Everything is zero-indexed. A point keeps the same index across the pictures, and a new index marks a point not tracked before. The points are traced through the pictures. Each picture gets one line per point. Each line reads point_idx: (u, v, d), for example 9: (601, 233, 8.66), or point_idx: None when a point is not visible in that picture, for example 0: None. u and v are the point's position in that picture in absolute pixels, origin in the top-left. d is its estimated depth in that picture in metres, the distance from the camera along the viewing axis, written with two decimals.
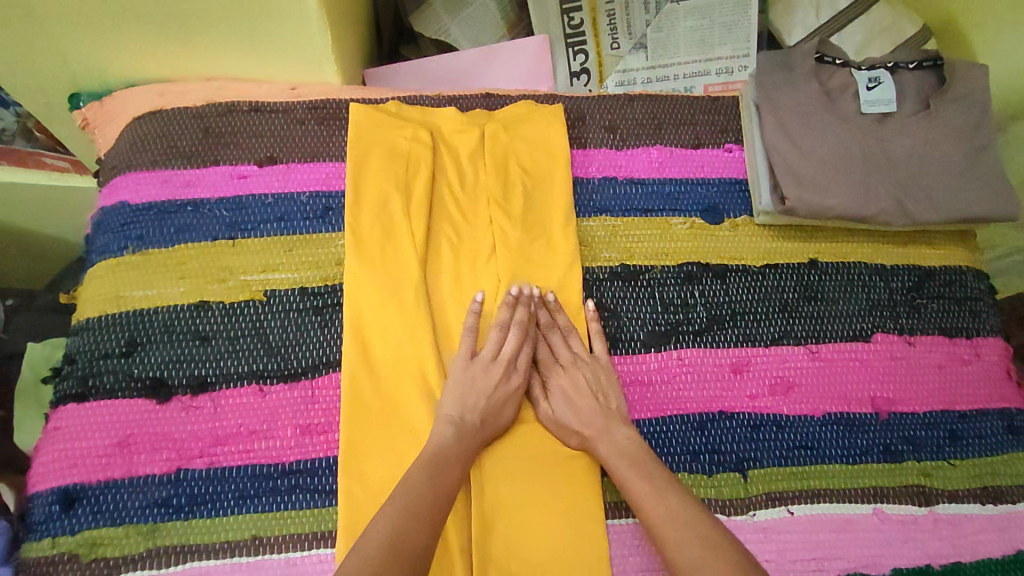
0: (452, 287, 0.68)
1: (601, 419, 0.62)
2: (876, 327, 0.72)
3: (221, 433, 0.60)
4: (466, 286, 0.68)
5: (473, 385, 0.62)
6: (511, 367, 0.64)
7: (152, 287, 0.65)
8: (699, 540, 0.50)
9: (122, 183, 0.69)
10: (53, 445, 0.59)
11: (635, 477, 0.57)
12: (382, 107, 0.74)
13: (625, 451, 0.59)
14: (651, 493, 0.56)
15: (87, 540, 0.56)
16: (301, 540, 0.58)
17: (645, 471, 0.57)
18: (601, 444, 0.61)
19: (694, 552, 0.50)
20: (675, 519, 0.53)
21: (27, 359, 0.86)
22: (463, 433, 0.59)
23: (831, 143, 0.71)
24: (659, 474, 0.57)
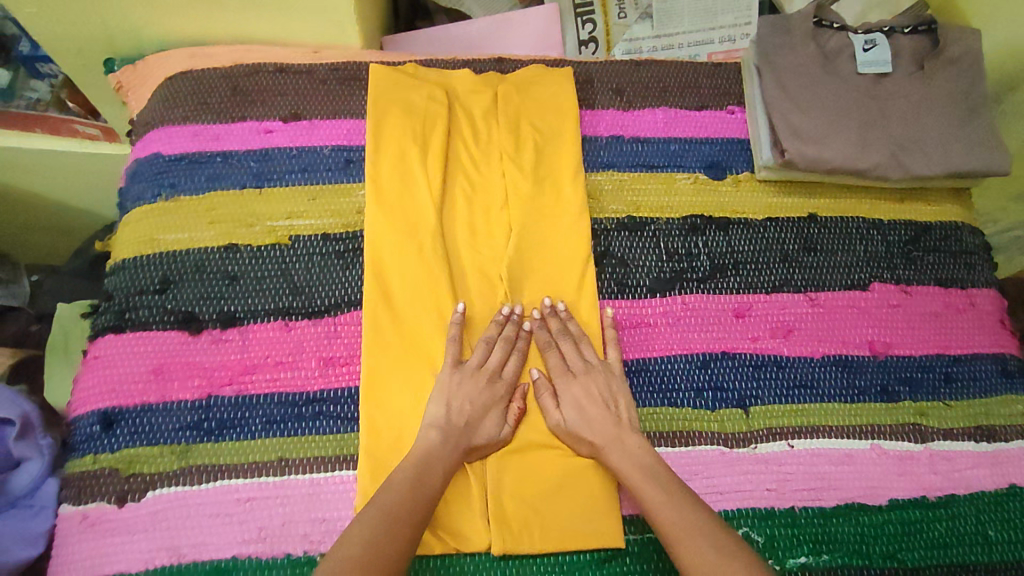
0: (468, 237, 0.71)
1: (611, 428, 0.62)
2: (873, 277, 0.75)
3: (249, 363, 0.64)
4: (481, 239, 0.71)
5: (459, 392, 0.62)
6: (494, 377, 0.65)
7: (184, 231, 0.69)
8: (715, 551, 0.53)
9: (155, 137, 0.73)
10: (93, 372, 0.63)
11: (647, 487, 0.58)
12: (401, 68, 0.78)
13: (641, 458, 0.60)
14: (668, 507, 0.56)
15: (126, 458, 0.59)
16: (324, 463, 0.61)
17: (658, 480, 0.58)
18: (612, 454, 0.61)
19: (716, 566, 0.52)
20: (694, 536, 0.54)
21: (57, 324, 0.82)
22: (447, 439, 0.60)
23: (828, 101, 0.75)
24: (671, 484, 0.58)
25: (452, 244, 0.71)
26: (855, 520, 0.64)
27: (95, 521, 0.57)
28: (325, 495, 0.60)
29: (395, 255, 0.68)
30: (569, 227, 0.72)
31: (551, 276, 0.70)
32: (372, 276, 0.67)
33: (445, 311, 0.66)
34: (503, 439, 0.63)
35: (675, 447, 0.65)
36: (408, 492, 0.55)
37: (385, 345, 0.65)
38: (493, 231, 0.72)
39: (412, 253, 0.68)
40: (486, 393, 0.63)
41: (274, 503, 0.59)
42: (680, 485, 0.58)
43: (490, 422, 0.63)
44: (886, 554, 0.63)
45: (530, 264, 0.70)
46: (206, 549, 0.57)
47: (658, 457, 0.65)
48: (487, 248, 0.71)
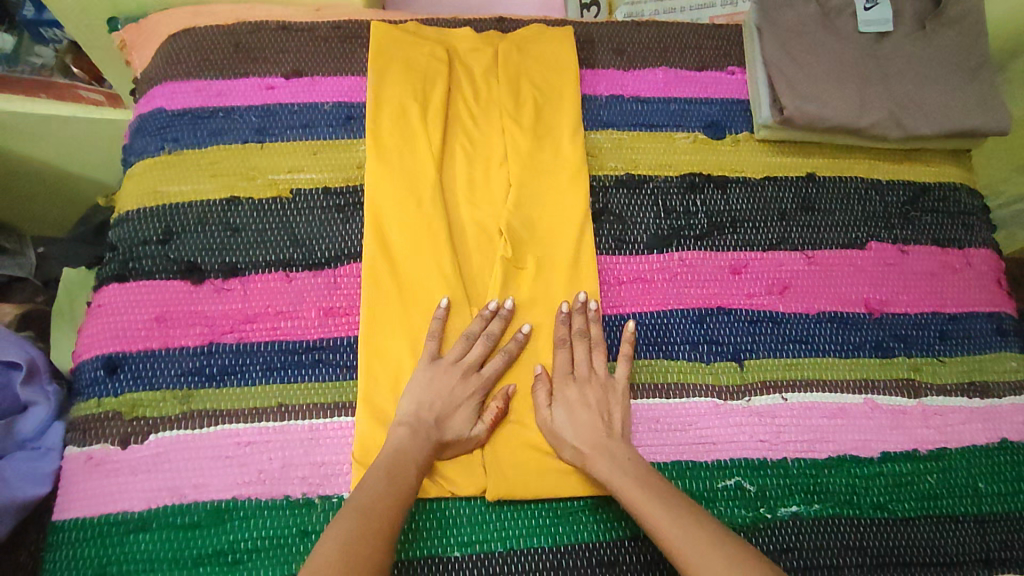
0: (468, 199, 0.71)
1: (602, 439, 0.60)
2: (870, 236, 0.75)
3: (250, 312, 0.65)
4: (479, 201, 0.71)
5: (430, 387, 0.61)
6: (471, 372, 0.63)
7: (187, 183, 0.69)
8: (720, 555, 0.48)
9: (158, 93, 0.74)
10: (97, 319, 0.64)
11: (642, 495, 0.55)
12: (403, 27, 0.78)
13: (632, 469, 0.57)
14: (664, 512, 0.53)
15: (128, 402, 0.60)
16: (324, 409, 0.62)
17: (653, 488, 0.55)
18: (604, 466, 0.58)
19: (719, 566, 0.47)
20: (694, 540, 0.50)
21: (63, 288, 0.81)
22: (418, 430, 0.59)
23: (828, 60, 0.75)
24: (667, 490, 0.55)
25: (452, 206, 0.71)
26: (847, 471, 0.65)
27: (99, 462, 0.58)
28: (324, 440, 0.61)
29: (395, 214, 0.68)
30: (568, 187, 0.72)
31: (550, 241, 0.70)
32: (372, 237, 0.67)
33: (443, 269, 0.66)
34: (475, 438, 0.61)
35: (670, 398, 0.66)
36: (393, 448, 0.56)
37: (382, 313, 0.65)
38: (493, 193, 0.72)
39: (411, 213, 0.68)
40: (461, 388, 0.61)
41: (274, 447, 0.60)
42: (677, 494, 0.55)
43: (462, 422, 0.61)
44: (877, 504, 0.64)
45: (528, 225, 0.70)
46: (206, 490, 0.58)
47: (652, 407, 0.65)
48: (486, 210, 0.71)
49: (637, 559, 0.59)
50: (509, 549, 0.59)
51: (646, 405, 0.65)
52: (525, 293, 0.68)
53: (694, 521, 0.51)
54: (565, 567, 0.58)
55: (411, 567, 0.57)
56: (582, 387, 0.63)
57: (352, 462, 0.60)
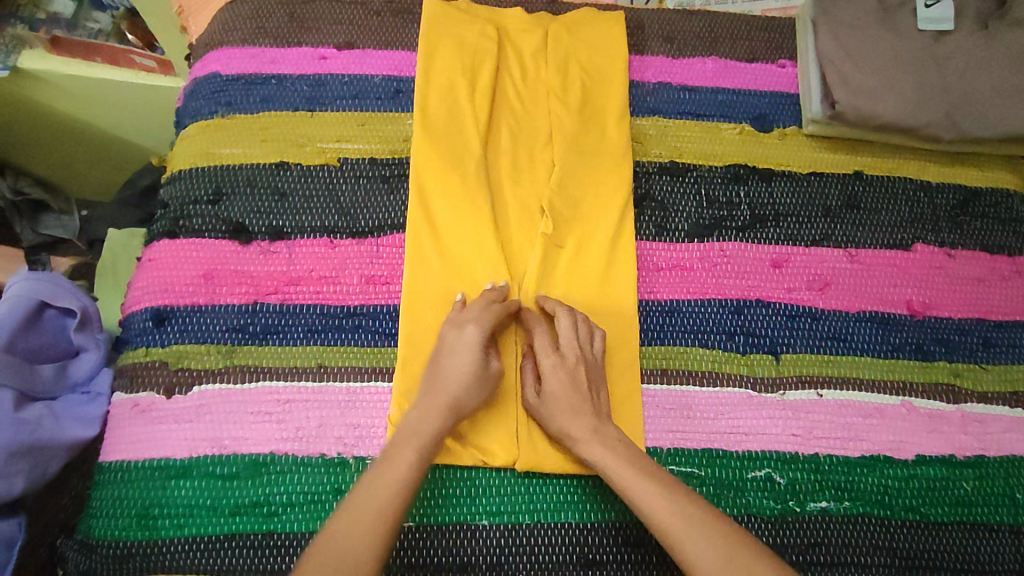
0: (510, 177, 0.72)
1: (588, 418, 0.58)
2: (916, 238, 0.74)
3: (294, 274, 0.66)
4: (520, 180, 0.72)
5: (453, 356, 0.60)
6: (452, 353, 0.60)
7: (238, 146, 0.71)
8: (720, 536, 0.49)
9: (214, 58, 0.76)
10: (148, 273, 0.66)
11: (632, 476, 0.54)
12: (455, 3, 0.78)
13: (619, 450, 0.56)
14: (657, 492, 0.52)
15: (175, 353, 0.62)
16: (362, 373, 0.63)
17: (643, 467, 0.55)
18: (592, 445, 0.57)
19: (718, 549, 0.48)
20: (688, 519, 0.50)
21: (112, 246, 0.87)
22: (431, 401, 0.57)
23: (884, 56, 0.73)
24: (658, 470, 0.55)
25: (495, 183, 0.71)
26: (880, 471, 0.64)
27: (144, 408, 0.60)
28: (361, 405, 0.62)
29: (439, 187, 0.69)
30: (610, 167, 0.72)
31: (589, 220, 0.70)
32: (416, 210, 0.68)
33: (485, 243, 0.67)
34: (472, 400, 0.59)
35: (703, 386, 0.66)
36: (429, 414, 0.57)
37: (429, 285, 0.66)
38: (532, 173, 0.72)
39: (456, 187, 0.69)
40: (465, 352, 0.59)
41: (311, 407, 0.61)
42: (666, 473, 0.55)
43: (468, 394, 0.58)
44: (909, 507, 0.63)
45: (568, 204, 0.70)
46: (246, 443, 0.59)
47: (686, 395, 0.65)
48: (521, 189, 0.71)
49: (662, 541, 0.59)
50: (535, 522, 0.59)
51: (679, 391, 0.65)
52: (563, 271, 0.68)
53: (684, 501, 0.52)
54: (590, 544, 0.59)
55: (439, 532, 0.58)
56: (566, 365, 0.60)
57: (388, 426, 0.61)
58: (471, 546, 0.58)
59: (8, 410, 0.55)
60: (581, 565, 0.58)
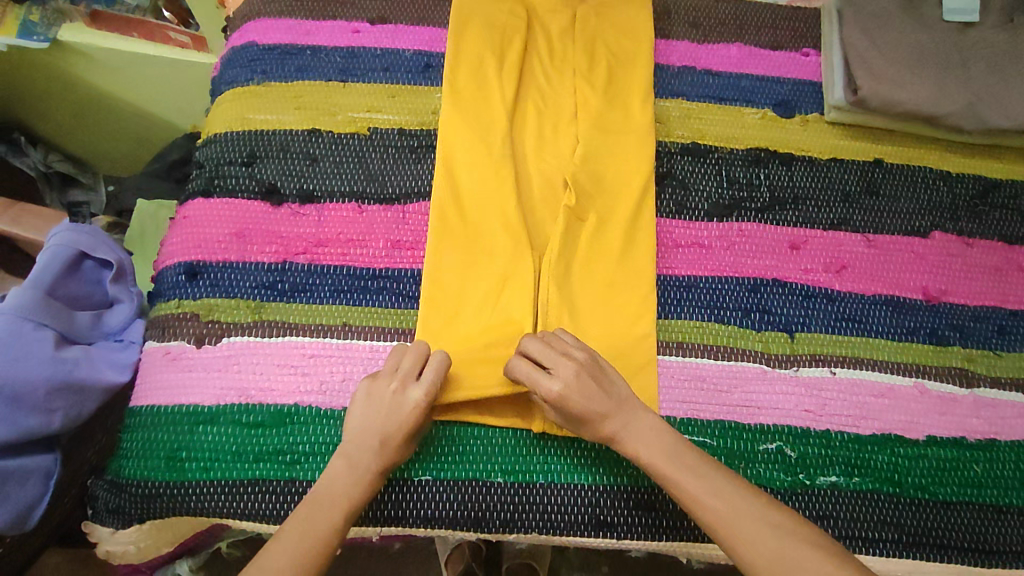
0: (534, 154, 0.73)
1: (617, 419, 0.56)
2: (934, 226, 0.75)
3: (323, 236, 0.68)
4: (542, 158, 0.73)
5: (365, 407, 0.57)
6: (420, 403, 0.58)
7: (273, 113, 0.73)
8: (770, 528, 0.51)
9: (252, 28, 0.78)
10: (182, 229, 0.68)
11: (677, 471, 0.54)
12: None
13: (658, 444, 0.55)
14: (704, 488, 0.53)
15: (205, 306, 0.64)
16: (385, 333, 0.65)
17: (682, 458, 0.54)
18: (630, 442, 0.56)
19: (770, 543, 0.50)
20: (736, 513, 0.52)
21: (138, 216, 0.91)
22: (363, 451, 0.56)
23: (908, 46, 0.74)
24: (694, 457, 0.55)
25: (519, 160, 0.73)
26: (891, 449, 0.65)
27: (175, 356, 0.62)
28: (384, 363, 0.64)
29: (464, 159, 0.71)
30: (633, 146, 0.74)
31: (612, 198, 0.72)
32: (442, 183, 0.70)
33: (508, 216, 0.69)
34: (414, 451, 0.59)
35: (719, 360, 0.67)
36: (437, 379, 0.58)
37: (453, 254, 0.68)
38: (556, 151, 0.74)
39: (481, 161, 0.71)
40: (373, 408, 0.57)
41: (335, 362, 0.63)
42: (701, 457, 0.55)
43: (401, 452, 0.57)
44: (918, 486, 0.63)
45: (590, 181, 0.72)
46: (271, 394, 0.61)
47: (701, 367, 0.66)
48: (543, 168, 0.73)
49: (672, 507, 0.60)
50: (550, 482, 0.60)
51: (694, 364, 0.66)
52: (584, 244, 0.69)
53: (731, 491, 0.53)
54: (602, 506, 0.60)
55: (455, 487, 0.60)
56: (572, 388, 0.56)
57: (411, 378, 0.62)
58: (486, 502, 0.59)
59: (50, 348, 0.57)
60: (592, 525, 0.60)
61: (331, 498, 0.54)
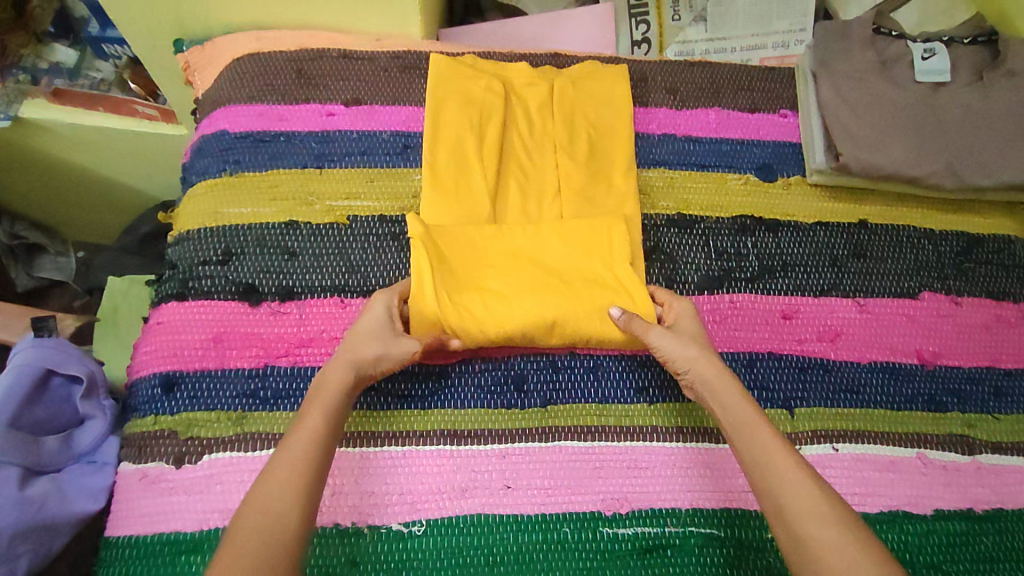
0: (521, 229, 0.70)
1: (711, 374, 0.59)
2: (923, 286, 0.75)
3: (305, 335, 0.65)
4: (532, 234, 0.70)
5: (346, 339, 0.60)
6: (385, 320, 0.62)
7: (247, 206, 0.71)
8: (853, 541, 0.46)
9: (221, 115, 0.76)
10: (155, 337, 0.65)
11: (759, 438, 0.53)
12: (461, 60, 0.78)
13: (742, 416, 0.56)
14: (783, 465, 0.51)
15: (184, 421, 0.61)
16: (374, 438, 0.62)
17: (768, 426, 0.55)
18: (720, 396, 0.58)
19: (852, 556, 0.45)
20: (805, 510, 0.48)
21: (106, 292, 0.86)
22: (339, 360, 0.58)
23: (885, 109, 0.75)
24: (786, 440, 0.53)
25: (508, 237, 0.69)
26: (899, 527, 0.63)
27: (153, 480, 0.59)
28: (374, 470, 0.61)
29: (449, 247, 0.68)
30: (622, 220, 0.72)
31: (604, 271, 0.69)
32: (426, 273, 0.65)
33: (498, 303, 0.65)
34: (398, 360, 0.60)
35: (718, 442, 0.65)
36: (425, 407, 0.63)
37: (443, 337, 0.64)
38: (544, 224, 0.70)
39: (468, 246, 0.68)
40: (365, 324, 0.61)
41: None
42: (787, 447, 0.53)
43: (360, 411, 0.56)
44: (931, 565, 0.62)
45: (582, 258, 0.69)
46: None
47: (703, 451, 0.65)
48: (533, 248, 0.69)
49: None
50: None
51: (695, 450, 0.65)
52: (580, 324, 0.65)
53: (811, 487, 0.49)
54: None
55: None
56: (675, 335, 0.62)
57: (404, 481, 0.61)
58: None
59: (13, 489, 0.54)
60: None
61: (299, 436, 0.51)
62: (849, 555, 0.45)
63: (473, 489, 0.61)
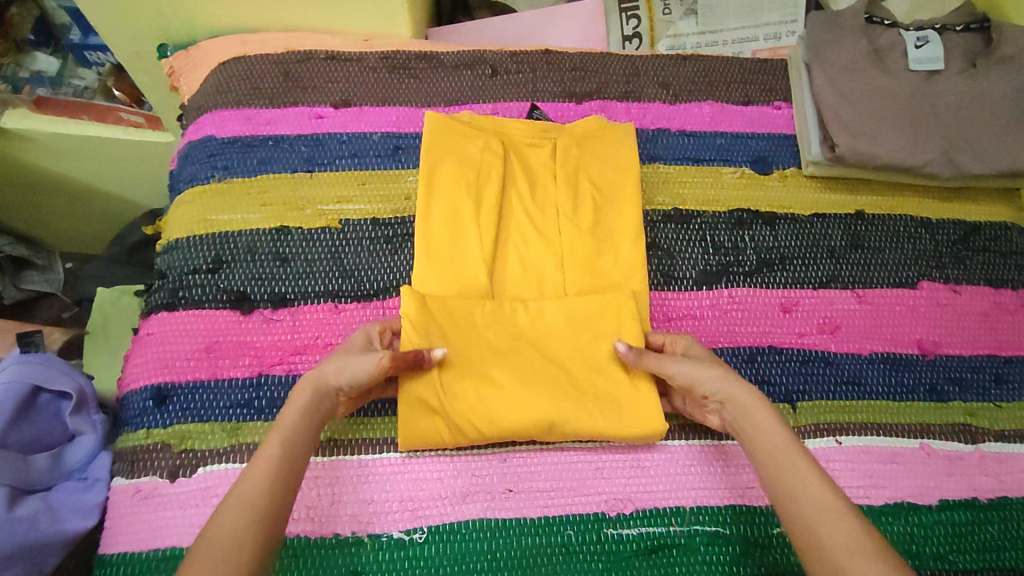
0: (519, 366, 0.63)
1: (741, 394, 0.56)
2: (921, 276, 0.74)
3: (299, 343, 0.64)
4: (531, 373, 0.62)
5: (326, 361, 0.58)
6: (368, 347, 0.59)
7: (236, 212, 0.69)
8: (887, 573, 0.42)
9: (208, 120, 0.74)
10: (146, 348, 0.64)
11: (789, 459, 0.50)
12: (455, 117, 0.74)
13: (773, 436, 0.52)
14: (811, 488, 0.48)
15: (178, 434, 0.60)
16: (372, 445, 0.61)
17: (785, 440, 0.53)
18: (751, 412, 0.55)
19: None
20: (843, 539, 0.44)
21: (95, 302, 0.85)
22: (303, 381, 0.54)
23: (879, 98, 0.74)
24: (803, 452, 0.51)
25: (508, 311, 0.65)
26: (904, 519, 0.63)
27: (148, 494, 0.57)
28: (373, 478, 0.60)
29: (445, 321, 0.63)
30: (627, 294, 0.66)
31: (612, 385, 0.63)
32: (416, 420, 0.60)
33: (498, 382, 0.61)
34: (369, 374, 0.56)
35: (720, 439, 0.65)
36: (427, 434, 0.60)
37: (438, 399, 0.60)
38: (546, 360, 0.64)
39: (460, 388, 0.61)
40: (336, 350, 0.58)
41: (322, 484, 0.59)
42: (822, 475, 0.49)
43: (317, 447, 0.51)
44: (937, 556, 0.61)
45: (586, 334, 0.65)
46: None
47: (706, 448, 0.64)
48: (534, 370, 0.63)
49: None
50: None
51: (699, 447, 0.64)
52: (585, 422, 0.60)
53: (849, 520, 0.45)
54: None
55: None
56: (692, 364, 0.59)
57: (403, 490, 0.60)
58: None
59: (1, 510, 0.53)
60: None
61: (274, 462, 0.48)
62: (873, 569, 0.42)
63: (475, 494, 0.60)
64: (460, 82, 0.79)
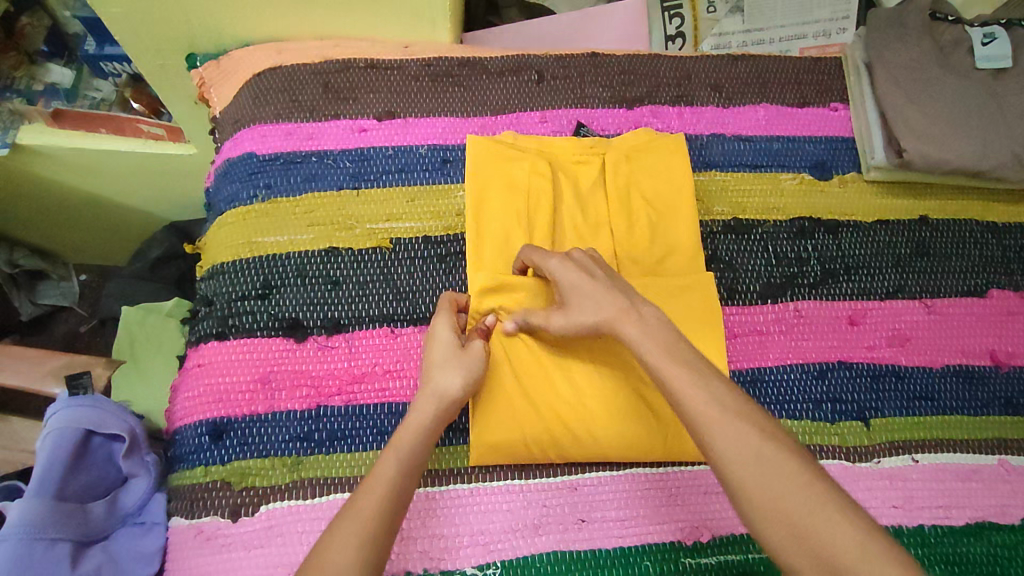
0: (601, 377, 0.61)
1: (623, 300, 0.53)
2: (990, 283, 0.72)
3: (357, 371, 0.61)
4: (611, 389, 0.61)
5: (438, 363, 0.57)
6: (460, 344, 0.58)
7: (282, 233, 0.67)
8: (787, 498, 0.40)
9: (247, 136, 0.71)
10: (198, 381, 0.61)
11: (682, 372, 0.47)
12: (499, 138, 0.71)
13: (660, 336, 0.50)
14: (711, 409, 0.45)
15: (237, 471, 0.57)
16: (437, 476, 0.59)
17: (679, 355, 0.48)
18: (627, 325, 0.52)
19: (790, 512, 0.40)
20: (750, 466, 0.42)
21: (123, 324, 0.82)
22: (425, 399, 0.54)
23: (946, 99, 0.71)
24: (695, 358, 0.48)
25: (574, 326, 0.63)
26: (986, 539, 0.61)
27: (209, 536, 0.55)
28: (440, 510, 0.58)
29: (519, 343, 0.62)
30: (696, 308, 0.65)
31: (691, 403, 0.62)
32: (494, 446, 0.59)
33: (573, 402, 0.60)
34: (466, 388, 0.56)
35: None
36: (502, 447, 0.59)
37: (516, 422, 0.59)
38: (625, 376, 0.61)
39: (538, 421, 0.60)
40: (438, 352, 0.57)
41: None
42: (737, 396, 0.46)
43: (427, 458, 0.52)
44: None
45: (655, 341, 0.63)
46: None
47: None
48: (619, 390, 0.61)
49: None
50: None
51: None
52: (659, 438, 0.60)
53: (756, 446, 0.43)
54: None
55: None
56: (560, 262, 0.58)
57: (472, 523, 0.57)
58: None
59: (65, 570, 0.52)
60: None
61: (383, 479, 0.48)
62: (758, 458, 0.42)
63: (547, 525, 0.58)
64: (506, 89, 0.75)
